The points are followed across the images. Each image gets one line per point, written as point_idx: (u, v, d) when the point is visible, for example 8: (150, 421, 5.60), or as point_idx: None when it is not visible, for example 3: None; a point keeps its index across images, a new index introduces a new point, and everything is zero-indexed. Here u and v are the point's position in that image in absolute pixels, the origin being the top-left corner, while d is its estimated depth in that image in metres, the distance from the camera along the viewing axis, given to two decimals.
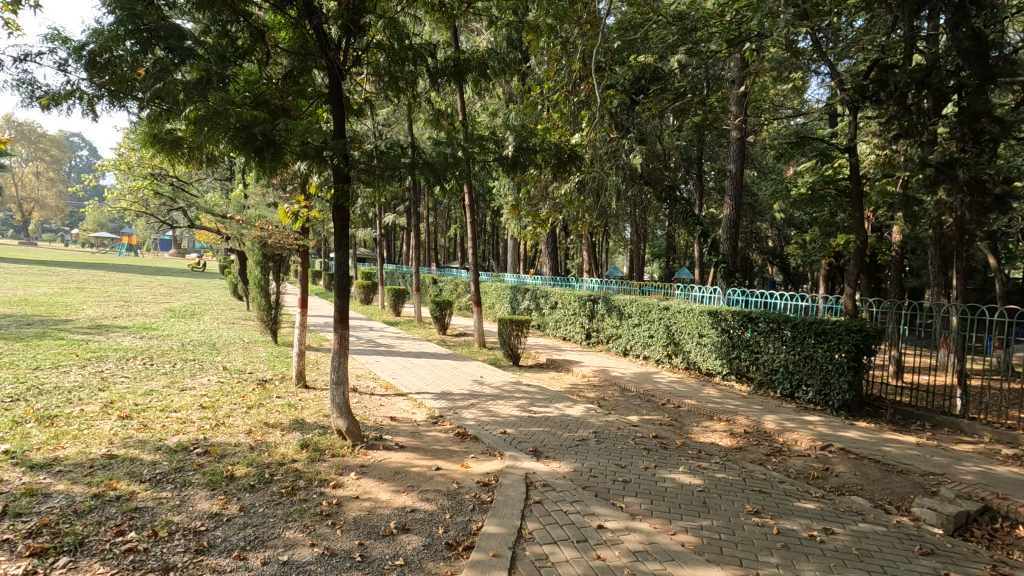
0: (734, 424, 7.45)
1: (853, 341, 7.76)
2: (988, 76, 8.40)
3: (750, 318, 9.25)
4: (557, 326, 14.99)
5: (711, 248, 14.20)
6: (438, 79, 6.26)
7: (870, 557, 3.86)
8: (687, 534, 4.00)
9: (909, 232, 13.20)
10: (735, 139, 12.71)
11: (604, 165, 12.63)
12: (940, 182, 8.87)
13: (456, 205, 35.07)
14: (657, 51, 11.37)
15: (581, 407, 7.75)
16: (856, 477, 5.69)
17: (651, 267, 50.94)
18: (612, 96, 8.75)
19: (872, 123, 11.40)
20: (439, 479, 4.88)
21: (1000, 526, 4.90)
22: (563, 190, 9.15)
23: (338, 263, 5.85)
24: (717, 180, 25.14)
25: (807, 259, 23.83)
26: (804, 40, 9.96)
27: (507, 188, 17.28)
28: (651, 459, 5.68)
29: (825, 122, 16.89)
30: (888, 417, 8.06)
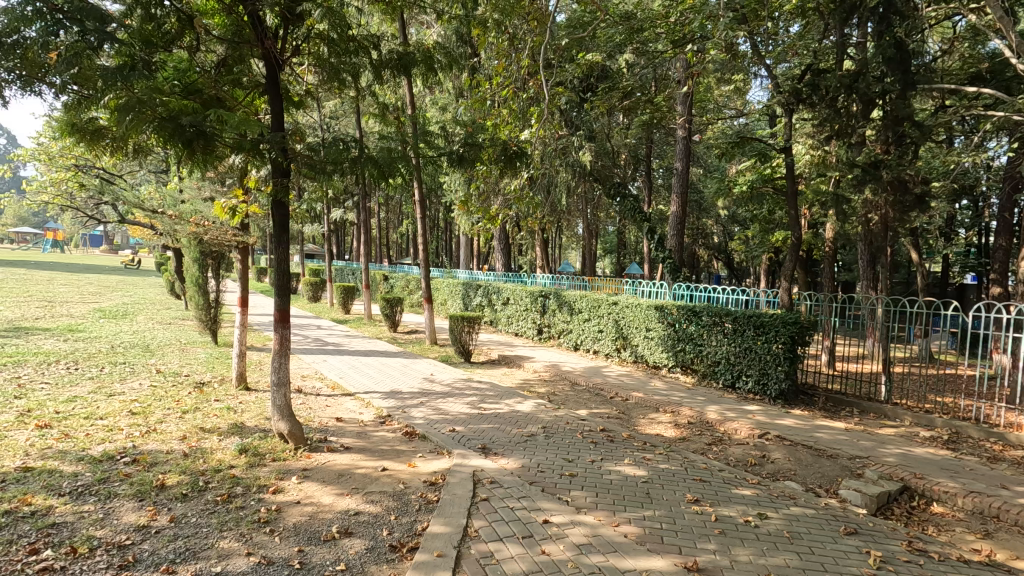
0: (678, 415, 7.70)
1: (789, 333, 8.12)
2: (909, 82, 8.95)
3: (695, 312, 9.54)
4: (509, 322, 15.03)
5: (658, 244, 14.59)
6: (381, 72, 6.08)
7: (800, 539, 4.05)
8: (630, 525, 4.09)
9: (840, 229, 13.97)
10: (681, 138, 13.05)
11: (554, 162, 12.70)
12: (866, 182, 9.41)
13: (407, 200, 34.60)
14: (606, 49, 11.58)
15: (530, 403, 7.80)
16: (789, 463, 5.97)
17: (602, 262, 51.88)
18: (560, 93, 8.81)
19: (807, 124, 11.97)
20: (385, 480, 4.80)
21: (917, 504, 5.26)
22: (512, 187, 9.14)
23: (276, 262, 5.64)
24: (665, 177, 25.77)
25: (749, 255, 24.85)
26: (745, 44, 10.36)
27: (458, 185, 17.16)
28: (598, 452, 5.78)
29: (765, 123, 17.66)
30: (820, 405, 8.51)
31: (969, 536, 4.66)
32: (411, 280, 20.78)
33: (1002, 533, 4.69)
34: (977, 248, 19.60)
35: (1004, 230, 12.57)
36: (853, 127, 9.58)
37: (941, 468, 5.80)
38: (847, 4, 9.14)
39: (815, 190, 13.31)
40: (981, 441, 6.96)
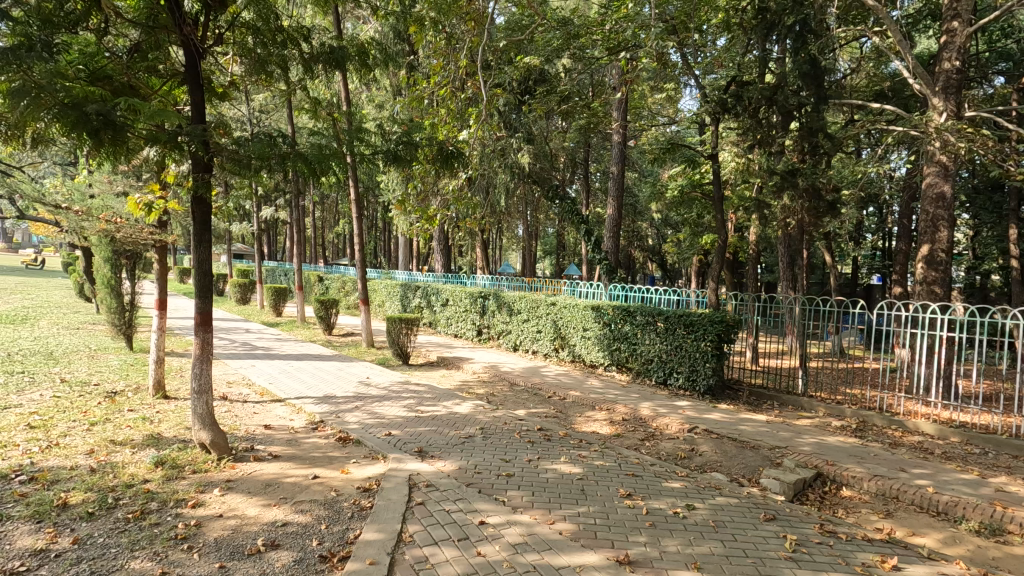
0: (613, 412, 7.90)
1: (716, 331, 8.53)
2: (823, 96, 9.68)
3: (629, 312, 9.83)
4: (448, 323, 14.92)
5: (595, 245, 14.86)
6: (311, 66, 5.87)
7: (724, 527, 4.26)
8: (565, 522, 4.15)
9: (761, 233, 14.84)
10: (617, 143, 13.41)
11: (493, 163, 12.73)
12: (784, 189, 10.05)
13: (344, 200, 33.65)
14: (544, 54, 11.76)
15: (469, 404, 7.76)
16: (716, 455, 6.26)
17: (542, 264, 52.49)
18: (498, 95, 8.84)
19: (732, 133, 12.65)
20: (316, 489, 4.63)
21: (829, 489, 5.65)
22: (450, 187, 9.10)
23: (197, 261, 5.32)
24: (601, 181, 26.44)
25: (681, 257, 25.91)
26: (676, 54, 10.82)
27: (396, 185, 16.87)
28: (535, 452, 5.83)
29: (694, 131, 18.50)
30: (744, 399, 8.98)
31: (873, 516, 5.07)
32: (347, 281, 20.22)
33: (900, 512, 5.13)
34: (882, 250, 21.36)
35: (903, 234, 13.76)
36: (773, 136, 10.19)
37: (850, 454, 6.27)
38: (767, 20, 9.81)
39: (739, 195, 14.06)
40: (884, 428, 7.58)
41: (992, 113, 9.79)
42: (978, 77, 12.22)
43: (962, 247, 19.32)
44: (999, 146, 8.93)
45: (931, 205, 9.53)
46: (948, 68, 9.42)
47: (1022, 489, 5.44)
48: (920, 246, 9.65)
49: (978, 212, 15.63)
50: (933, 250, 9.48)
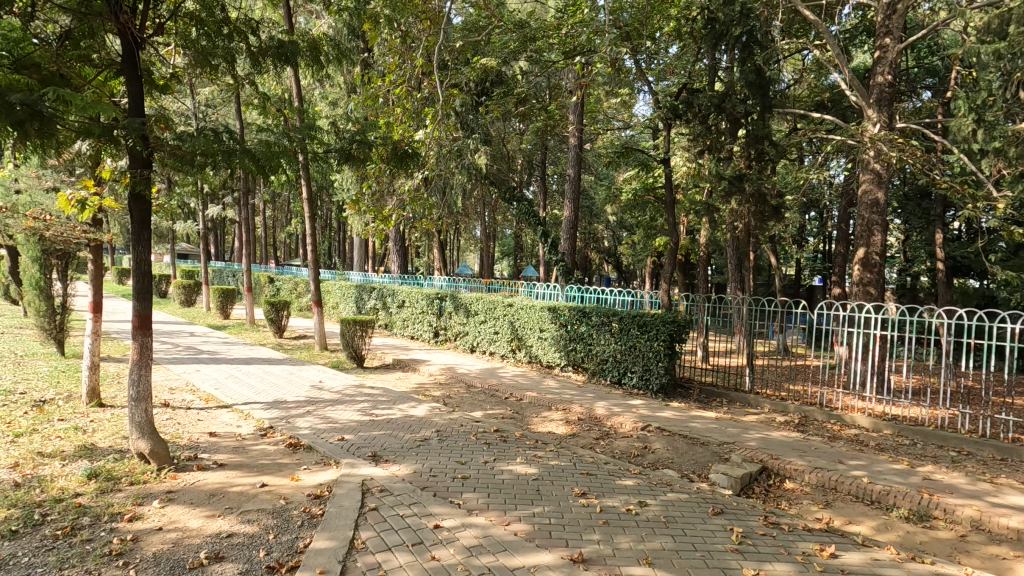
0: (569, 412, 7.99)
1: (668, 331, 8.76)
2: (767, 105, 10.06)
3: (585, 313, 9.96)
4: (405, 325, 14.73)
5: (551, 246, 14.73)
6: (258, 60, 5.68)
7: (674, 523, 4.37)
8: (520, 523, 4.16)
9: (711, 236, 15.34)
10: (573, 146, 13.56)
11: (449, 164, 12.64)
12: (733, 194, 10.50)
13: (296, 199, 32.74)
14: (500, 55, 11.81)
15: (425, 407, 7.68)
16: (668, 452, 6.42)
17: (499, 265, 52.51)
18: (455, 96, 8.79)
19: (683, 139, 13.03)
20: (264, 497, 4.48)
21: (773, 482, 5.88)
22: (406, 187, 9.00)
23: (134, 262, 5.05)
24: (558, 183, 26.71)
25: (635, 259, 26.48)
26: (629, 60, 11.00)
27: (350, 184, 16.54)
28: (490, 453, 5.82)
29: (647, 135, 18.96)
30: (695, 397, 9.26)
31: (813, 507, 5.32)
32: (299, 283, 19.67)
33: (838, 502, 5.40)
34: (823, 253, 22.45)
35: (842, 238, 14.50)
36: (721, 142, 10.53)
37: (792, 448, 6.55)
38: (715, 31, 10.03)
39: (690, 199, 14.47)
40: (824, 423, 7.96)
41: (920, 125, 10.44)
42: (908, 91, 13.02)
43: (894, 250, 20.54)
44: (926, 156, 9.53)
45: (866, 210, 10.08)
46: (881, 82, 9.99)
47: (946, 477, 5.82)
48: (857, 249, 10.19)
49: (909, 217, 16.64)
50: (869, 253, 10.03)
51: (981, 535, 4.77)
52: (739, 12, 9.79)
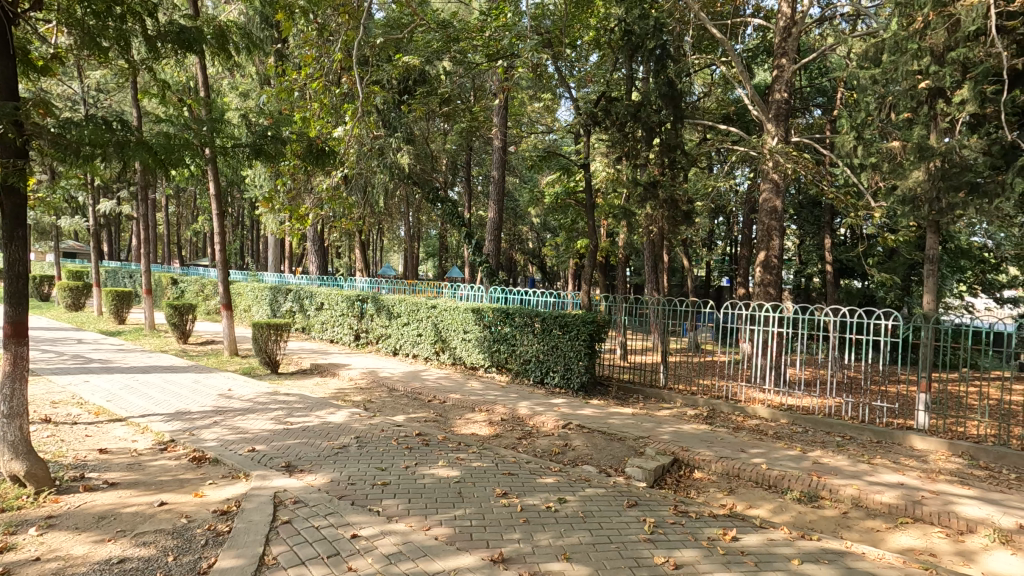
0: (493, 413, 8.03)
1: (588, 331, 9.04)
2: (679, 116, 10.60)
3: (508, 314, 10.06)
4: (323, 328, 14.19)
5: (476, 247, 14.77)
6: (155, 45, 5.30)
7: (592, 517, 4.51)
8: (440, 527, 4.14)
9: (629, 239, 15.99)
10: (497, 148, 13.62)
11: (370, 163, 12.32)
12: (647, 200, 11.03)
13: (204, 195, 30.64)
14: (423, 54, 11.71)
15: (344, 413, 7.44)
16: (587, 448, 6.62)
17: (424, 266, 51.74)
18: (376, 93, 8.57)
19: (602, 146, 13.50)
20: (164, 517, 4.15)
21: (684, 472, 6.23)
22: (323, 186, 8.69)
23: (9, 261, 4.52)
24: (483, 185, 26.77)
25: (558, 261, 27.08)
26: (551, 66, 11.32)
27: (263, 180, 15.71)
28: (411, 458, 5.73)
29: (569, 140, 19.48)
30: (613, 394, 9.61)
31: (719, 494, 5.69)
32: (206, 284, 18.41)
33: (740, 488, 5.81)
34: (730, 256, 24.06)
35: (746, 242, 15.61)
36: (637, 149, 10.97)
37: (701, 440, 6.97)
38: (632, 42, 10.49)
39: (609, 203, 15.00)
40: (729, 415, 8.55)
41: (811, 140, 11.46)
42: (801, 108, 14.25)
43: (791, 254, 22.38)
44: (817, 168, 10.46)
45: (766, 216, 10.90)
46: (778, 99, 10.87)
47: (832, 460, 6.42)
48: (758, 252, 11.00)
49: (803, 224, 18.20)
50: (768, 256, 10.87)
51: (860, 511, 5.30)
52: (653, 27, 10.38)
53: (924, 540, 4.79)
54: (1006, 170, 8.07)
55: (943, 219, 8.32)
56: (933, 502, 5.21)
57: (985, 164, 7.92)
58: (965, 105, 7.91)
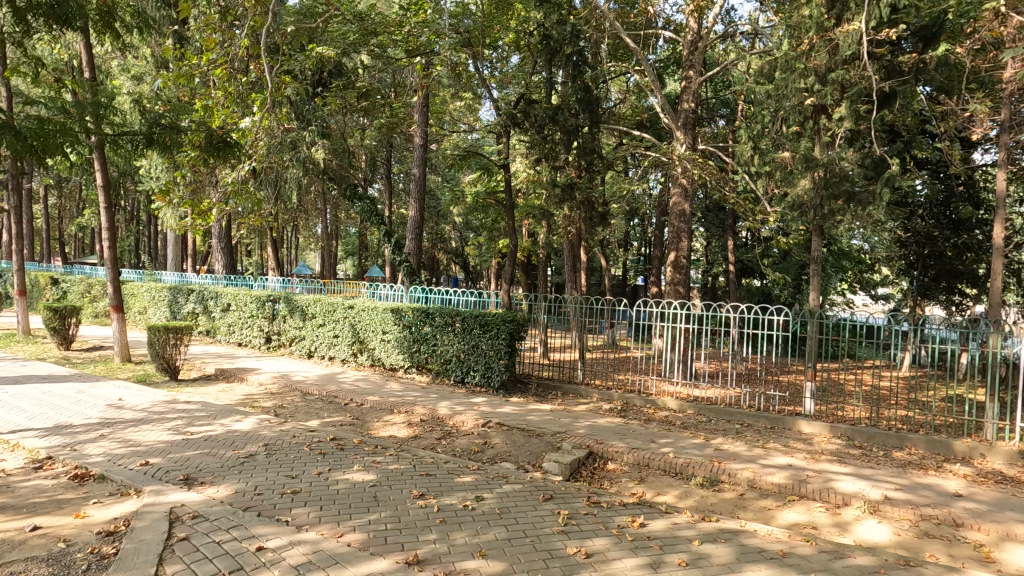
0: (412, 414, 7.92)
1: (508, 329, 9.14)
2: (595, 121, 10.98)
3: (428, 314, 9.96)
4: (230, 331, 13.35)
5: (396, 246, 14.46)
6: (26, 17, 5.32)
7: (508, 513, 4.58)
8: (354, 533, 4.03)
9: (548, 238, 16.34)
10: (418, 145, 13.21)
11: (280, 156, 11.78)
12: (565, 201, 11.30)
13: (91, 186, 27.84)
14: (339, 46, 11.38)
15: (252, 420, 7.04)
16: (506, 446, 6.69)
17: (344, 265, 50.03)
18: (287, 84, 8.21)
19: (521, 147, 13.72)
20: (37, 543, 3.74)
21: (598, 464, 6.46)
22: (228, 179, 8.05)
23: None
24: (404, 183, 26.28)
25: (481, 260, 27.18)
26: (471, 65, 11.43)
27: (160, 172, 14.52)
28: (325, 463, 5.54)
29: (490, 139, 19.64)
30: (533, 391, 9.80)
31: (630, 483, 5.97)
32: (95, 284, 16.73)
33: (650, 477, 6.11)
34: (644, 256, 25.25)
35: (658, 243, 16.42)
36: (557, 151, 11.18)
37: (615, 432, 7.26)
38: (550, 47, 10.87)
39: (530, 204, 15.25)
40: (641, 407, 8.98)
41: (715, 148, 12.26)
42: (707, 117, 15.22)
43: (699, 254, 23.85)
44: (720, 175, 11.22)
45: (676, 219, 11.51)
46: (686, 108, 11.52)
47: (731, 446, 6.91)
48: (669, 252, 11.62)
49: (709, 226, 19.45)
50: (678, 257, 11.52)
51: (754, 492, 5.74)
52: (570, 32, 10.67)
53: (808, 515, 5.27)
54: (875, 181, 9.08)
55: (826, 224, 9.21)
56: (816, 480, 5.75)
57: (859, 175, 8.86)
58: (843, 121, 8.78)
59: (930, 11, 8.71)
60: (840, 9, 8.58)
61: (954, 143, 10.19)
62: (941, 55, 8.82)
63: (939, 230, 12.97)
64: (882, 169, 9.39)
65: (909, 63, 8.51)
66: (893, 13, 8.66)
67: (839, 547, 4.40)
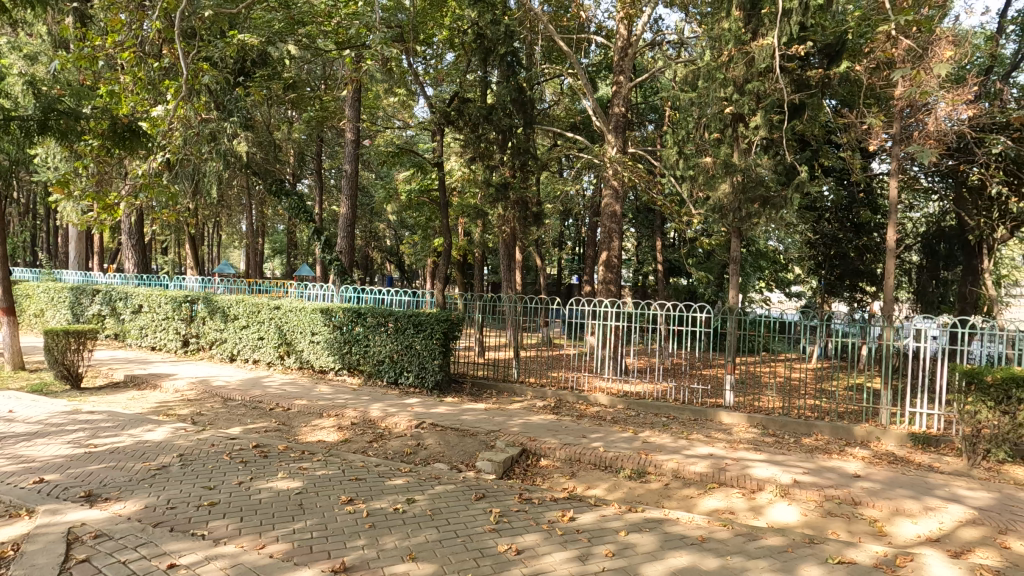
0: (342, 417, 7.69)
1: (442, 329, 9.07)
2: (530, 121, 11.11)
3: (360, 314, 9.71)
4: (142, 334, 12.43)
5: (326, 245, 13.98)
6: None
7: (440, 514, 4.54)
8: (277, 543, 3.87)
9: (484, 237, 16.36)
10: (350, 141, 12.80)
11: (198, 148, 11.09)
12: (498, 201, 11.26)
13: None
14: (264, 34, 10.88)
15: (166, 429, 6.58)
16: (439, 446, 6.64)
17: (271, 264, 47.87)
18: (205, 71, 7.77)
19: (455, 146, 13.67)
20: None
21: (531, 461, 6.54)
22: (138, 171, 7.46)
23: None
24: (335, 178, 25.40)
25: (416, 259, 26.81)
26: (405, 61, 11.26)
27: (60, 162, 13.33)
28: (246, 472, 5.28)
29: (426, 137, 19.46)
30: (468, 390, 9.78)
31: (562, 478, 6.09)
32: None
33: (581, 472, 6.26)
34: (578, 256, 25.82)
35: (591, 243, 16.83)
36: (491, 151, 11.22)
37: (548, 429, 7.38)
38: (484, 46, 10.91)
39: (465, 203, 15.21)
40: (574, 404, 9.19)
41: (644, 152, 12.71)
42: (637, 121, 15.80)
43: (630, 254, 24.66)
44: (649, 178, 11.66)
45: (608, 220, 11.74)
46: (617, 112, 11.84)
47: (657, 438, 7.19)
48: (601, 252, 11.93)
49: (639, 227, 20.15)
50: (609, 256, 11.86)
51: (678, 481, 6.01)
52: (504, 33, 10.72)
53: (726, 501, 5.58)
54: (787, 187, 9.75)
55: (744, 226, 9.77)
56: (734, 468, 6.10)
57: (773, 180, 9.46)
58: (758, 130, 9.36)
59: (835, 29, 9.53)
60: (755, 25, 9.30)
61: (855, 153, 11.11)
62: (842, 71, 9.59)
63: (844, 233, 14.07)
64: (793, 175, 10.07)
65: (816, 78, 9.20)
66: (802, 30, 9.23)
67: (753, 529, 4.69)
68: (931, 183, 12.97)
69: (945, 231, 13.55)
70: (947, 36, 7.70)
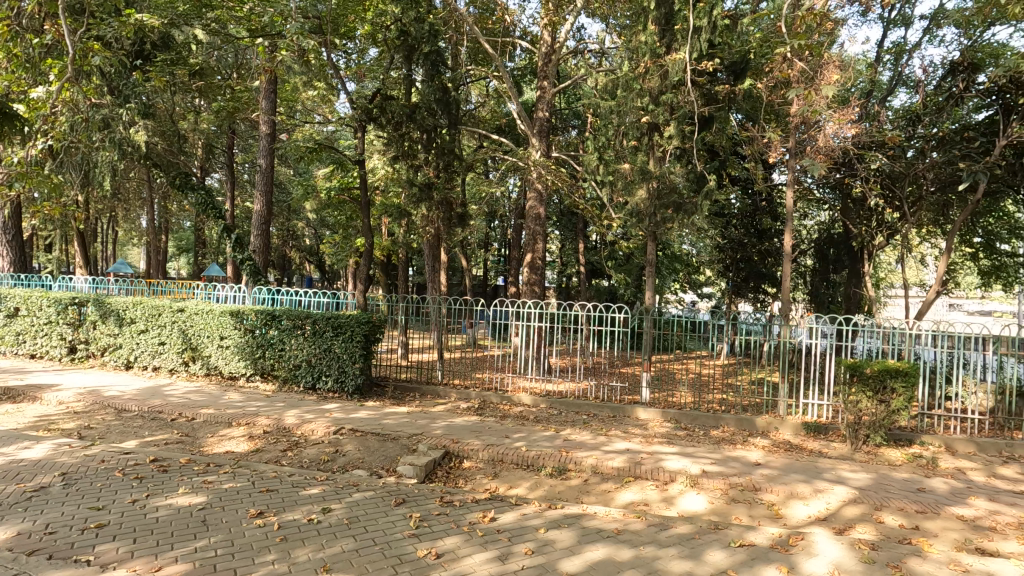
0: (254, 426, 7.26)
1: (362, 332, 8.82)
2: (455, 121, 11.09)
3: (274, 316, 9.24)
4: (19, 341, 11.13)
5: (238, 243, 13.16)
6: None
7: (357, 522, 4.41)
8: (175, 564, 3.59)
9: (408, 237, 16.05)
10: (264, 134, 12.13)
11: (87, 134, 10.08)
12: (422, 201, 11.07)
13: None
14: (166, 15, 10.07)
15: (46, 446, 5.92)
16: (359, 452, 6.44)
17: (176, 263, 44.39)
18: (97, 51, 7.09)
19: (377, 144, 13.35)
20: None
21: (454, 464, 6.48)
22: (11, 158, 6.62)
23: None
24: (248, 174, 24.00)
25: (337, 260, 25.88)
26: (324, 53, 10.84)
27: None
28: (142, 489, 4.86)
29: (347, 133, 18.83)
30: (390, 394, 9.56)
31: (485, 479, 6.10)
32: None
33: (504, 472, 6.30)
34: (504, 258, 25.99)
35: (516, 245, 16.99)
36: (415, 151, 11.03)
37: (471, 431, 7.36)
38: (407, 43, 10.69)
39: (388, 203, 14.86)
40: (497, 404, 9.23)
41: (567, 157, 13.02)
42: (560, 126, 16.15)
43: (554, 256, 25.15)
44: (571, 182, 11.95)
45: (532, 222, 11.90)
46: (541, 117, 12.03)
47: (578, 436, 7.38)
48: (525, 254, 12.07)
49: (563, 229, 20.60)
50: (534, 258, 12.02)
51: (597, 476, 6.20)
52: (428, 32, 10.57)
53: (641, 494, 5.82)
54: (698, 194, 10.34)
55: (659, 230, 10.25)
56: (649, 461, 6.37)
57: (685, 188, 10.00)
58: (672, 139, 9.85)
59: (739, 48, 10.16)
60: (669, 39, 9.81)
61: (758, 165, 11.97)
62: (746, 88, 10.30)
63: (748, 238, 15.11)
64: (703, 183, 10.69)
65: (723, 94, 9.82)
66: (710, 47, 9.78)
67: (664, 519, 4.93)
68: (823, 195, 14.25)
69: (834, 238, 14.92)
70: (834, 61, 8.51)
